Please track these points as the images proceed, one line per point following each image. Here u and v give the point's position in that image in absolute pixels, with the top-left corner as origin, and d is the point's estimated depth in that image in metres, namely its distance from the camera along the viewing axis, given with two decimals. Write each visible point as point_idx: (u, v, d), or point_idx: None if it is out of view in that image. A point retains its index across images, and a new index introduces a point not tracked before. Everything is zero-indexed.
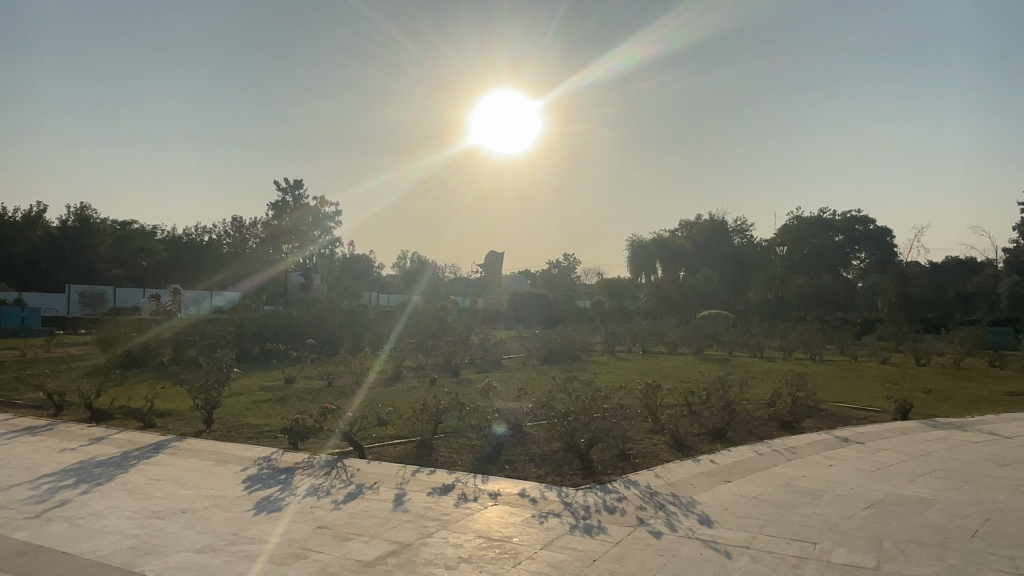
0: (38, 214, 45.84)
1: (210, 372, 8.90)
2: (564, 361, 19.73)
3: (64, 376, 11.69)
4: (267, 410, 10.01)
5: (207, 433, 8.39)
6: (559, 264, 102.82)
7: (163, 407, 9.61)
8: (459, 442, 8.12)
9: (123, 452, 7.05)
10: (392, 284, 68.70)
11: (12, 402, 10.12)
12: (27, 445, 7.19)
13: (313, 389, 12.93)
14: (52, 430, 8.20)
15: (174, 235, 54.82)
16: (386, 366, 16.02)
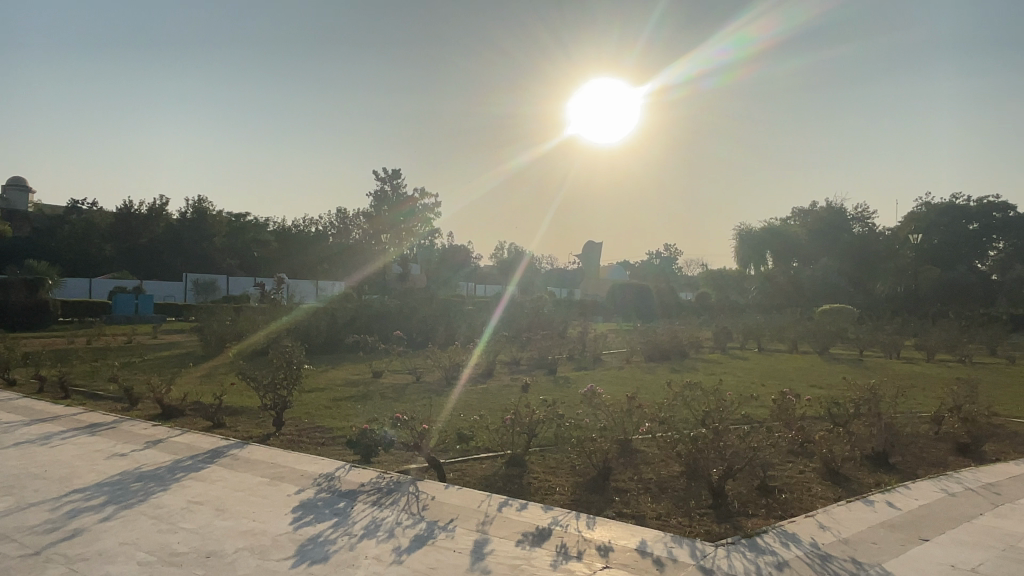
0: (160, 206, 48.34)
1: (280, 366, 7.99)
2: (672, 360, 18.01)
3: (148, 366, 11.26)
4: (346, 411, 9.05)
5: (276, 436, 7.50)
6: (661, 254, 99.46)
7: (235, 404, 8.85)
8: (558, 459, 6.77)
9: (174, 461, 6.16)
10: (489, 274, 68.29)
11: (91, 394, 9.67)
12: (75, 449, 6.40)
13: (400, 385, 11.94)
14: (114, 429, 7.50)
15: (283, 226, 56.57)
16: (478, 359, 14.97)
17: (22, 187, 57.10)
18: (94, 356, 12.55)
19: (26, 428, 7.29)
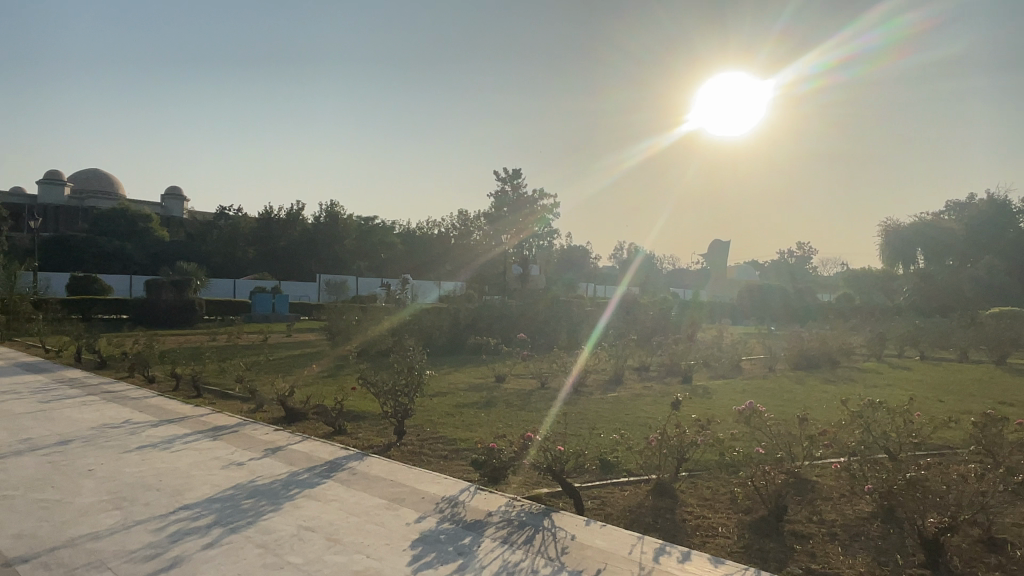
0: (297, 212, 50.88)
1: (401, 370, 7.43)
2: (821, 369, 16.17)
3: (276, 367, 11.22)
4: (470, 419, 8.41)
5: (397, 446, 6.95)
6: (793, 253, 93.80)
7: (356, 410, 8.44)
8: (714, 490, 5.74)
9: (291, 473, 5.68)
10: (610, 275, 66.85)
11: (222, 393, 9.66)
12: (194, 456, 6.09)
13: (525, 391, 11.18)
14: (236, 433, 7.22)
15: (409, 229, 58.10)
16: (605, 362, 14.08)
17: (178, 196, 62.20)
18: (229, 355, 12.80)
19: (153, 429, 7.16)
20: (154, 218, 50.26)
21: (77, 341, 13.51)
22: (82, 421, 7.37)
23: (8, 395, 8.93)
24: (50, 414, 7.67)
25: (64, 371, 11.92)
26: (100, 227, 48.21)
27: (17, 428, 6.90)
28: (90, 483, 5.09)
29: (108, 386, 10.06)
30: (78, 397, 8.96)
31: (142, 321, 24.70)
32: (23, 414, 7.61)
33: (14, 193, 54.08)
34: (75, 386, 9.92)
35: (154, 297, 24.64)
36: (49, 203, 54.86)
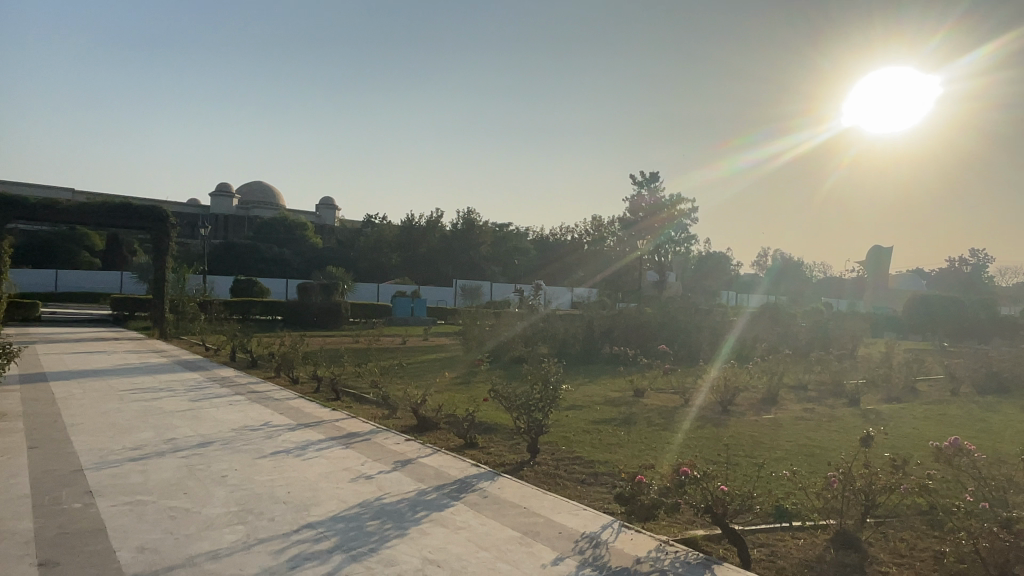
0: (435, 219, 52.29)
1: (535, 384, 6.89)
2: (1017, 395, 13.87)
3: (412, 373, 11.13)
4: (609, 439, 7.72)
5: (530, 466, 6.42)
6: (966, 261, 84.27)
7: (489, 422, 8.00)
8: (914, 548, 4.69)
9: (419, 489, 5.27)
10: (753, 282, 63.26)
11: (358, 396, 9.65)
12: (323, 464, 5.86)
13: (667, 408, 10.30)
14: (367, 440, 6.98)
15: (542, 236, 58.04)
16: (755, 379, 12.84)
17: (331, 205, 66.13)
18: (369, 358, 12.95)
19: (288, 433, 7.09)
20: (308, 225, 53.77)
21: (233, 341, 14.27)
22: (224, 423, 7.46)
23: (165, 392, 9.37)
24: (197, 414, 7.87)
25: (219, 369, 12.54)
26: (261, 235, 52.27)
27: (165, 427, 7.08)
28: (221, 492, 4.96)
29: (254, 387, 10.36)
30: (225, 397, 9.23)
31: (294, 323, 26.24)
32: (173, 412, 7.86)
33: (191, 204, 60.01)
34: (225, 385, 10.29)
35: (305, 299, 26.15)
36: (220, 213, 60.27)
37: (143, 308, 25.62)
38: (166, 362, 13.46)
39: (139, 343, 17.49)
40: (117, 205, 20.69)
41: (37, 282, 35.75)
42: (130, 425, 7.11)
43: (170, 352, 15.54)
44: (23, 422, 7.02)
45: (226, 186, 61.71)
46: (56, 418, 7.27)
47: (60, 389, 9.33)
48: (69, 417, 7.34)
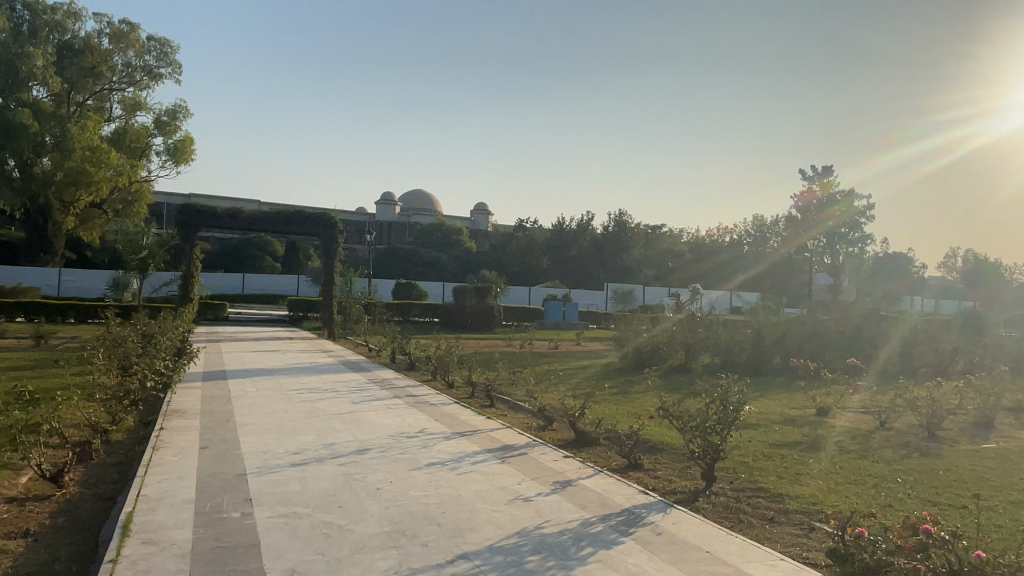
0: (587, 221, 51.70)
1: (708, 401, 6.11)
2: None
3: (568, 381, 10.60)
4: (795, 468, 6.73)
5: (705, 497, 5.66)
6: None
7: (653, 442, 7.25)
8: None
9: (583, 518, 4.69)
10: (943, 287, 56.44)
11: (513, 403, 9.28)
12: (478, 480, 5.45)
13: (859, 432, 8.97)
14: (523, 453, 6.51)
15: (698, 238, 55.62)
16: (964, 398, 10.95)
17: (485, 211, 67.72)
18: (523, 364, 12.61)
19: (443, 441, 6.79)
20: (463, 230, 55.39)
21: (392, 343, 14.56)
22: (382, 428, 7.33)
23: (328, 393, 9.55)
24: (356, 417, 7.84)
25: (380, 371, 12.76)
26: (420, 240, 54.54)
27: (326, 431, 7.07)
28: (374, 507, 4.70)
29: (412, 390, 10.32)
30: (383, 400, 9.21)
31: (449, 325, 26.81)
32: (334, 415, 7.88)
33: (359, 212, 64.02)
34: (384, 388, 10.34)
35: (460, 302, 26.63)
36: (384, 220, 63.75)
37: (314, 309, 27.35)
38: (332, 363, 13.97)
39: (309, 343, 18.48)
40: (291, 213, 22.08)
41: (227, 285, 39.59)
42: (294, 427, 7.18)
43: (336, 352, 16.20)
44: (200, 420, 7.36)
45: (390, 195, 65.19)
46: (229, 417, 7.54)
47: (236, 387, 9.84)
48: (240, 417, 7.58)
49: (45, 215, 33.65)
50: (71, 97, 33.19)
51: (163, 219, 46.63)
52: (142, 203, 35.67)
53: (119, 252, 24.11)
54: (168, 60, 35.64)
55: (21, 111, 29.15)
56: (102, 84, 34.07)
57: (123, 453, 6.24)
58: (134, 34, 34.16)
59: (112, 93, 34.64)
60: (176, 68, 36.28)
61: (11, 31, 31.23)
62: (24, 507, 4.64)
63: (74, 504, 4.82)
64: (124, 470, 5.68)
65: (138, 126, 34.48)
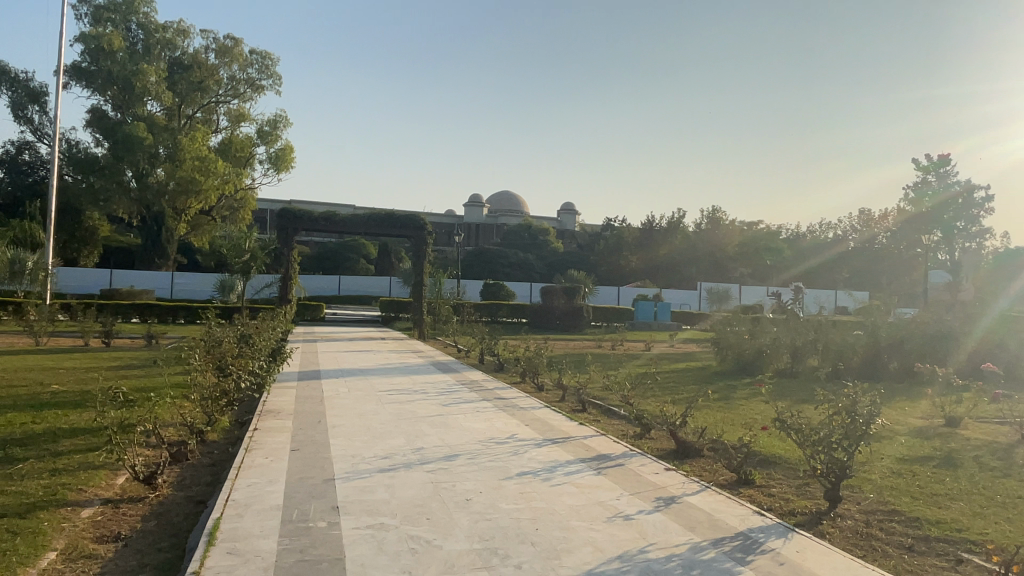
0: (678, 219, 50.25)
1: (833, 412, 5.51)
2: None
3: (666, 387, 10.04)
4: (930, 487, 5.99)
5: (830, 520, 5.07)
6: None
7: (764, 454, 6.65)
8: None
9: (694, 543, 4.22)
10: None
11: (607, 407, 8.85)
12: (574, 494, 5.05)
13: (1001, 446, 7.94)
14: (620, 464, 6.06)
15: (798, 234, 52.98)
16: None
17: (572, 210, 67.17)
18: (616, 366, 12.12)
19: (535, 448, 6.44)
20: (550, 231, 55.15)
21: (481, 344, 14.39)
22: (471, 432, 7.06)
23: (418, 395, 9.40)
24: (445, 421, 7.60)
25: (469, 372, 12.57)
26: (508, 241, 54.71)
27: (415, 434, 6.86)
28: (465, 520, 4.40)
29: (501, 392, 10.04)
30: (473, 402, 8.97)
31: (538, 325, 26.54)
32: (423, 418, 7.68)
33: (448, 214, 64.98)
34: (474, 390, 10.11)
35: (549, 303, 26.32)
36: (472, 222, 64.39)
37: (405, 310, 27.73)
38: (422, 363, 13.93)
39: (400, 343, 18.64)
40: (383, 215, 22.39)
41: (323, 287, 40.94)
42: (383, 430, 7.01)
43: (426, 352, 16.20)
44: (292, 421, 7.35)
45: (477, 197, 65.81)
46: (321, 418, 7.48)
47: (328, 387, 9.88)
48: (331, 418, 7.52)
49: (160, 222, 35.89)
50: (182, 110, 35.22)
51: (265, 224, 48.87)
52: (246, 209, 37.49)
53: (224, 256, 25.26)
54: (269, 72, 37.25)
55: (137, 125, 31.19)
56: (210, 98, 35.97)
57: (217, 453, 6.28)
58: (238, 48, 35.88)
59: (219, 105, 36.48)
60: (277, 79, 37.84)
61: (128, 51, 33.46)
62: (119, 509, 4.67)
63: (166, 507, 4.82)
64: (217, 472, 5.69)
65: (243, 136, 36.16)
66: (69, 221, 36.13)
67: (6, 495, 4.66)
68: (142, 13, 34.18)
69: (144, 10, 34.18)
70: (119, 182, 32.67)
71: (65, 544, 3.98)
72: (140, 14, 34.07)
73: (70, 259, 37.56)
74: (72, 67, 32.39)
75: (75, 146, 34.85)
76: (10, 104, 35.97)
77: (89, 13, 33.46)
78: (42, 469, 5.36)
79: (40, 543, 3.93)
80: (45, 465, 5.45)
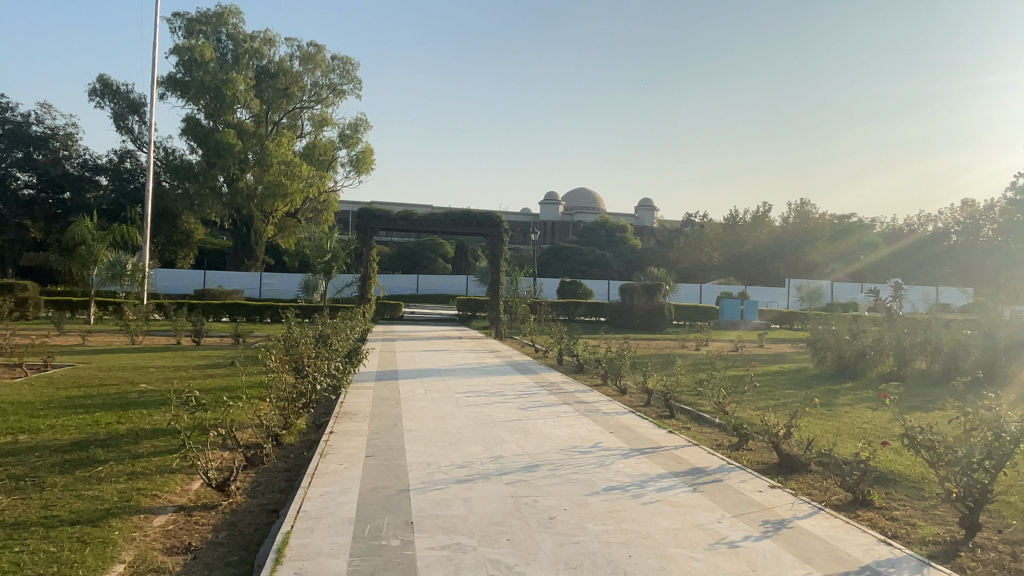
0: (763, 213, 48.00)
1: (970, 425, 4.77)
2: None
3: (761, 392, 9.32)
4: None
5: (969, 551, 4.37)
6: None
7: (882, 473, 5.93)
8: None
9: None
10: None
11: (697, 414, 8.27)
12: (668, 515, 4.55)
13: None
14: (718, 480, 5.50)
15: (894, 228, 49.89)
16: None
17: (650, 207, 65.72)
18: (705, 369, 11.44)
19: (622, 458, 5.95)
20: (628, 227, 54.12)
21: (560, 344, 13.95)
22: (552, 438, 6.64)
23: (496, 398, 9.06)
24: (525, 426, 7.20)
25: (548, 373, 12.15)
26: (584, 238, 54.00)
27: (494, 440, 6.50)
28: (549, 543, 3.98)
29: (582, 395, 9.59)
30: (553, 406, 8.54)
31: (617, 324, 25.90)
32: (502, 423, 7.32)
33: (523, 212, 64.81)
34: (553, 392, 9.69)
35: (628, 301, 25.64)
36: (548, 220, 63.97)
37: (482, 308, 27.60)
38: (501, 363, 13.63)
39: (478, 342, 18.44)
40: (459, 214, 22.25)
41: (403, 286, 41.54)
42: (461, 435, 6.69)
43: (504, 352, 15.89)
44: (369, 423, 7.14)
45: (553, 195, 65.37)
46: (396, 422, 7.23)
47: (405, 388, 9.68)
48: (407, 421, 7.26)
49: (249, 224, 37.25)
50: (269, 117, 36.44)
51: (346, 225, 50.04)
52: (329, 211, 38.48)
53: (307, 256, 25.82)
54: (350, 77, 38.01)
55: (227, 132, 32.42)
56: (295, 104, 37.05)
57: (293, 456, 6.11)
58: (320, 55, 36.79)
59: (303, 111, 37.51)
60: (357, 83, 38.56)
61: (219, 61, 34.85)
62: (191, 517, 4.51)
63: (238, 516, 4.62)
64: (292, 477, 5.49)
65: (325, 140, 37.05)
66: (167, 225, 38.02)
67: (83, 501, 4.62)
68: (231, 24, 35.47)
69: (233, 21, 35.49)
70: (212, 187, 34.01)
71: (133, 557, 3.81)
72: (229, 25, 35.38)
73: (169, 262, 39.69)
74: (168, 79, 34.02)
75: (172, 154, 36.60)
76: (113, 115, 38.16)
77: (183, 27, 35.06)
78: (122, 472, 5.32)
79: (108, 554, 3.79)
80: (126, 468, 5.41)
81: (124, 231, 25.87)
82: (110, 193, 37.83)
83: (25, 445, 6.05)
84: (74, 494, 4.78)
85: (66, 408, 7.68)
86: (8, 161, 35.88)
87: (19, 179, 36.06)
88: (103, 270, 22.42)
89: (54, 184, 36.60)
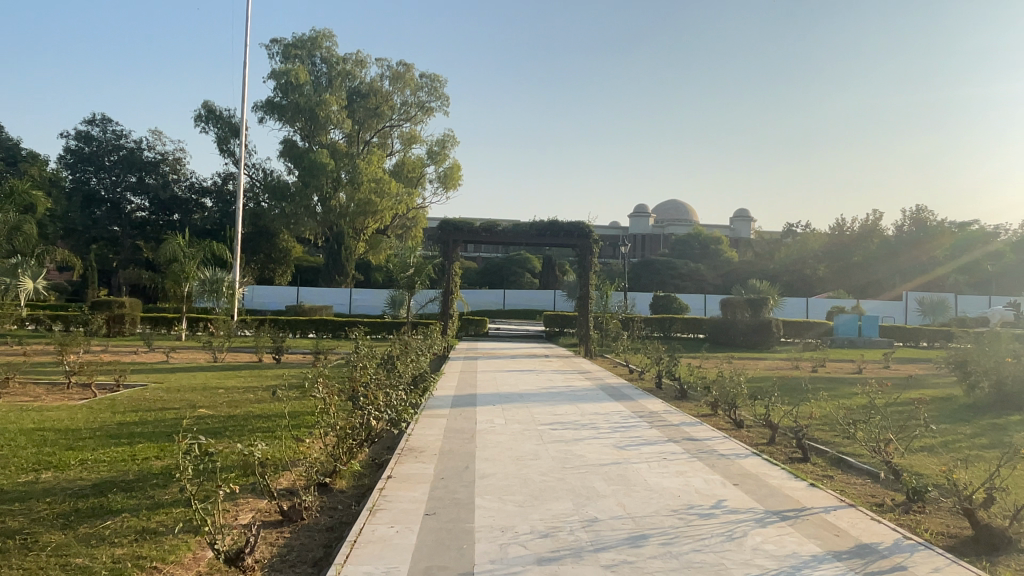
0: (874, 222, 44.38)
1: None
2: None
3: (918, 431, 7.50)
4: None
5: None
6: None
7: None
8: None
9: None
10: None
11: (840, 457, 6.65)
12: None
13: None
14: (900, 568, 3.94)
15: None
16: None
17: (746, 217, 62.39)
18: (838, 399, 9.63)
19: (758, 527, 4.48)
20: (722, 239, 51.45)
21: (657, 366, 12.39)
22: (662, 494, 5.22)
23: (589, 433, 7.68)
24: (625, 474, 5.80)
25: (646, 400, 10.65)
26: (676, 251, 51.69)
27: (588, 494, 5.15)
28: None
29: (692, 429, 8.06)
30: (656, 445, 7.10)
31: (718, 342, 23.88)
32: (597, 469, 5.94)
33: (612, 225, 63.05)
34: (656, 426, 8.22)
35: (731, 317, 23.60)
36: (638, 233, 61.94)
37: (571, 324, 26.22)
38: (593, 386, 12.22)
39: (566, 362, 17.09)
40: (546, 225, 21.00)
41: (490, 301, 40.73)
42: (545, 486, 5.37)
43: (595, 373, 14.51)
44: (435, 466, 5.94)
45: (642, 207, 63.27)
46: (469, 464, 6.03)
47: (483, 417, 8.49)
48: (481, 464, 6.02)
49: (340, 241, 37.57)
50: (360, 136, 36.73)
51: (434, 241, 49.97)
52: (417, 227, 38.57)
53: (391, 271, 25.28)
54: (438, 94, 37.78)
55: (320, 151, 32.74)
56: (385, 123, 37.12)
57: (339, 509, 4.98)
58: (409, 73, 36.77)
59: (393, 129, 37.49)
60: (445, 100, 38.35)
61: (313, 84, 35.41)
62: None
63: None
64: (332, 542, 4.34)
65: (414, 156, 36.98)
66: (265, 244, 39.04)
67: None
68: (325, 47, 36.04)
69: (326, 45, 36.05)
70: (306, 206, 34.40)
71: None
72: (323, 48, 35.96)
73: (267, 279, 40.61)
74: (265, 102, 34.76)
75: (268, 175, 37.55)
76: (216, 139, 39.65)
77: (280, 52, 35.83)
78: (129, 529, 4.34)
79: None
80: (134, 524, 4.43)
81: (219, 247, 26.34)
82: (214, 214, 39.00)
83: (43, 487, 5.23)
84: (60, 563, 3.81)
85: (108, 438, 6.93)
86: (122, 185, 37.71)
87: (133, 203, 38.14)
88: (196, 286, 22.72)
89: (163, 206, 38.18)
